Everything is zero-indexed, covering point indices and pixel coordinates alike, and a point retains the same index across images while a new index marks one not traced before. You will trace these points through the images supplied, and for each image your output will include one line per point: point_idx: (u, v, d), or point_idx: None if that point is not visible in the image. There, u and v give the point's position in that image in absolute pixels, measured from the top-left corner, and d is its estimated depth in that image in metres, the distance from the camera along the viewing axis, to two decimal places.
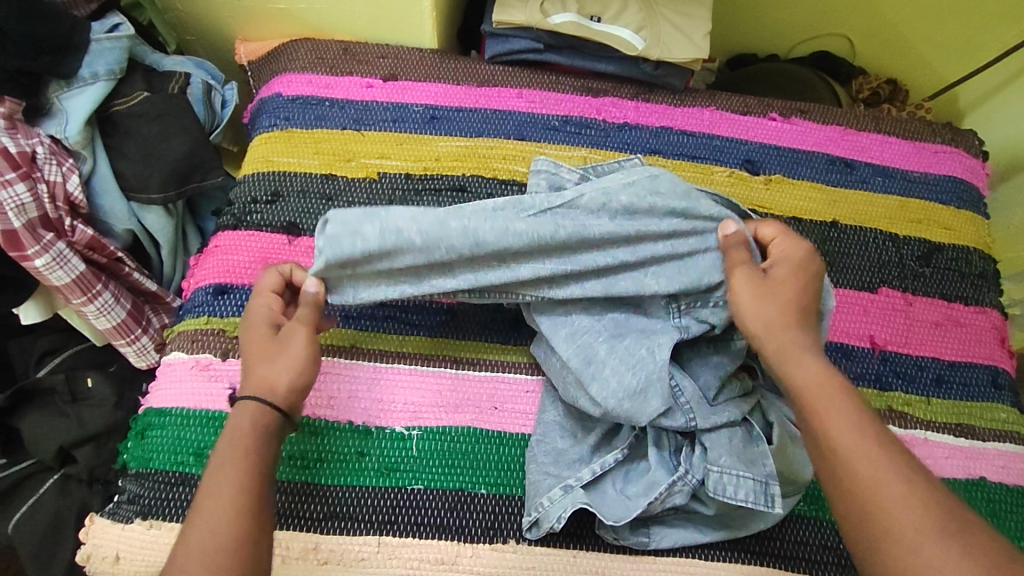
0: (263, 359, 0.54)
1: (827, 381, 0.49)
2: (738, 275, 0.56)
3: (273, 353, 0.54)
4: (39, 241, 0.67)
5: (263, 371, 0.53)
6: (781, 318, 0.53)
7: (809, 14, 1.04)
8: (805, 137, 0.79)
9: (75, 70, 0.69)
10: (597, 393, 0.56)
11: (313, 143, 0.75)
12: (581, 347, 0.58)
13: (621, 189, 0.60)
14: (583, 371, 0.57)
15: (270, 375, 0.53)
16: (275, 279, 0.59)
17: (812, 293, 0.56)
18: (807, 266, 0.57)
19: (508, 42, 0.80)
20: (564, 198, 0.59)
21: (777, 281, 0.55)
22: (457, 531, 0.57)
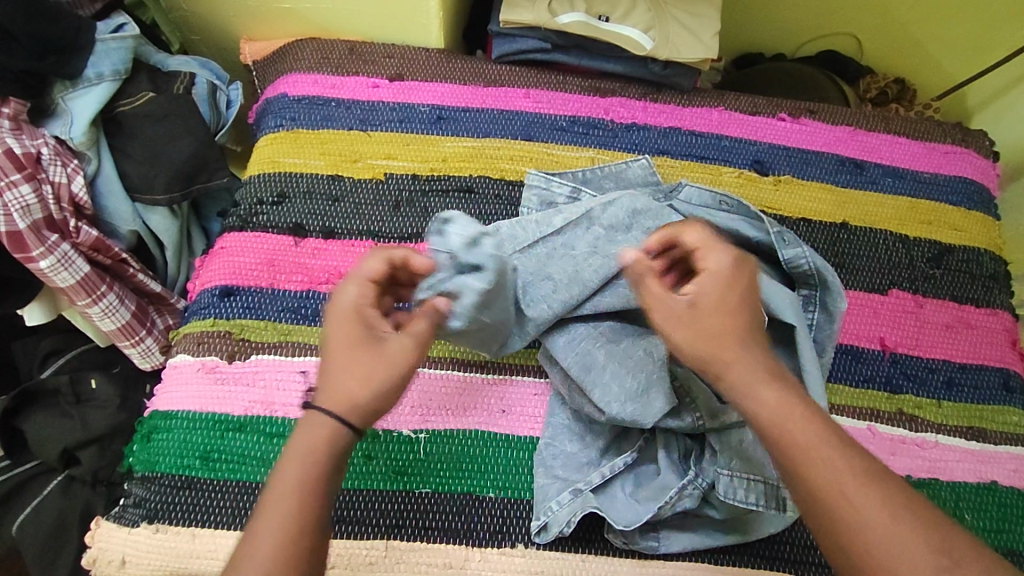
0: (353, 370, 0.46)
1: (791, 407, 0.43)
2: (658, 304, 0.48)
3: (366, 366, 0.46)
4: (44, 242, 0.67)
5: (349, 391, 0.45)
6: (727, 356, 0.45)
7: (817, 13, 1.03)
8: (814, 137, 0.78)
9: (80, 70, 0.68)
10: (598, 400, 0.56)
11: (319, 144, 0.74)
12: (581, 353, 0.58)
13: (599, 207, 0.63)
14: (583, 378, 0.57)
15: (358, 395, 0.46)
16: (382, 266, 0.50)
17: (744, 306, 0.47)
18: (736, 278, 0.48)
19: (515, 41, 0.79)
20: (551, 216, 0.63)
21: (708, 310, 0.46)
22: (465, 536, 0.57)
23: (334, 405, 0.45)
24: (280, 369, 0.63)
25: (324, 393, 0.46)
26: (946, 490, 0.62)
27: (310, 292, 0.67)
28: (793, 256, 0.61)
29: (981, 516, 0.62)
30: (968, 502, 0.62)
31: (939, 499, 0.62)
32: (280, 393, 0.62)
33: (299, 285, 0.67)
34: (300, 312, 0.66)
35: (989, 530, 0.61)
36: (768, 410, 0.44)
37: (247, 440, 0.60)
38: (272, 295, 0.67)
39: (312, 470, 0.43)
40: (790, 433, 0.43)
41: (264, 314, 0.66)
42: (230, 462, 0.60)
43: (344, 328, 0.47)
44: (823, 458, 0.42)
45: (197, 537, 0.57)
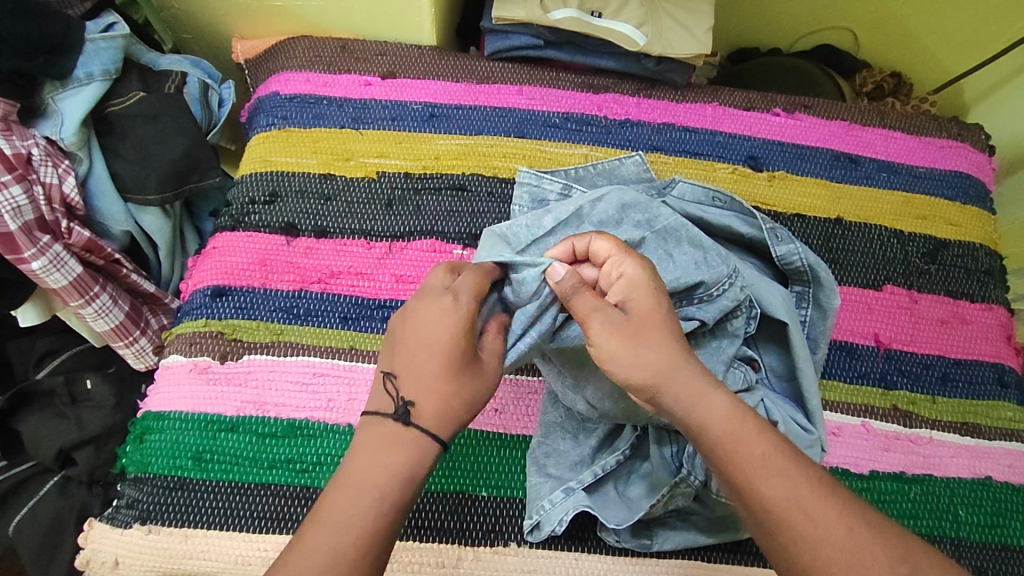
0: (460, 387, 0.47)
1: (738, 421, 0.44)
2: (593, 322, 0.46)
3: (472, 383, 0.48)
4: (36, 243, 0.66)
5: (454, 406, 0.47)
6: (645, 358, 0.45)
7: (812, 7, 1.02)
8: (808, 132, 0.78)
9: (70, 70, 0.68)
10: (591, 398, 0.55)
11: (310, 143, 0.74)
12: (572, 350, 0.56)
13: (586, 203, 0.62)
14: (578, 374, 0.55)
15: (456, 412, 0.47)
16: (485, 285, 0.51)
17: (670, 313, 0.48)
18: (655, 281, 0.49)
19: (508, 38, 0.79)
20: (542, 216, 0.62)
21: (639, 320, 0.46)
22: (459, 535, 0.57)
23: (435, 421, 0.47)
24: (273, 369, 0.63)
25: (428, 403, 0.47)
26: (939, 486, 0.62)
27: (301, 291, 0.67)
28: (786, 252, 0.61)
29: (975, 512, 0.61)
30: (962, 498, 0.62)
31: (931, 495, 0.62)
32: (272, 393, 0.62)
33: (292, 285, 0.67)
34: (292, 312, 0.66)
35: (983, 525, 0.61)
36: (718, 422, 0.44)
37: (240, 440, 0.60)
38: (264, 294, 0.66)
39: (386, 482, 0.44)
40: (742, 447, 0.43)
41: (256, 314, 0.65)
42: (223, 462, 0.60)
43: (450, 339, 0.47)
44: (774, 473, 0.42)
45: (191, 537, 0.57)
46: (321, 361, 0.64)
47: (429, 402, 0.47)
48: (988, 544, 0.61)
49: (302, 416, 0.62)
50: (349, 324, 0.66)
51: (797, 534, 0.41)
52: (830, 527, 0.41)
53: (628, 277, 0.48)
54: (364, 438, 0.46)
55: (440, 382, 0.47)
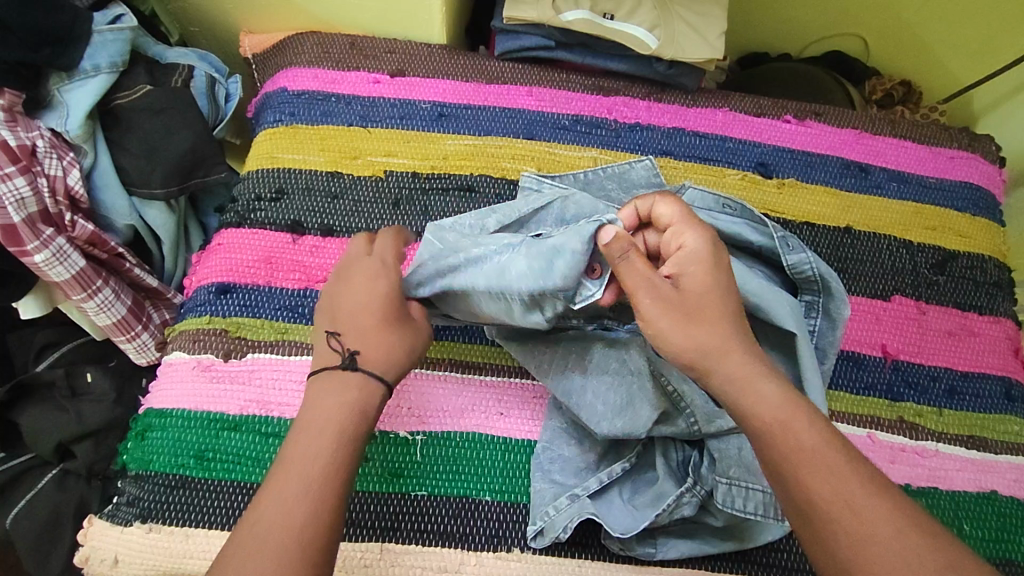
0: (391, 337, 0.52)
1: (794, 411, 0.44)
2: (642, 293, 0.47)
3: (400, 340, 0.52)
4: (39, 236, 0.66)
5: (391, 347, 0.52)
6: (690, 239, 0.50)
7: (825, 13, 1.02)
8: (819, 140, 0.78)
9: (76, 62, 0.67)
10: (588, 421, 0.55)
11: (318, 140, 0.73)
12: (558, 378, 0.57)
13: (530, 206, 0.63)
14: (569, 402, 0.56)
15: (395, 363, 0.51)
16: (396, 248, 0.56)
17: (727, 291, 0.49)
18: (718, 257, 0.50)
19: (519, 38, 0.78)
20: (484, 216, 0.63)
21: (692, 291, 0.48)
22: (462, 539, 0.57)
23: (384, 369, 0.51)
24: (277, 369, 0.63)
25: (370, 352, 0.51)
26: (944, 499, 0.62)
27: (307, 291, 0.66)
28: (797, 261, 0.60)
29: (980, 527, 0.61)
30: (967, 511, 0.62)
31: (937, 508, 0.61)
32: (276, 393, 0.62)
33: (297, 284, 0.66)
34: (297, 311, 0.65)
35: (988, 539, 0.61)
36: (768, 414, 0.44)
37: (242, 439, 0.60)
38: (269, 293, 0.66)
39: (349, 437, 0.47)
40: (790, 437, 0.43)
41: (260, 313, 0.65)
42: (225, 461, 0.59)
43: (370, 300, 0.53)
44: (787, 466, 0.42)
45: (191, 537, 0.57)
46: None
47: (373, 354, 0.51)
48: (992, 558, 0.60)
49: None
50: None
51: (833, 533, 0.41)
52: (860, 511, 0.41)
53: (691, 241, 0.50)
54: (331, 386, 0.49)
55: (375, 336, 0.51)
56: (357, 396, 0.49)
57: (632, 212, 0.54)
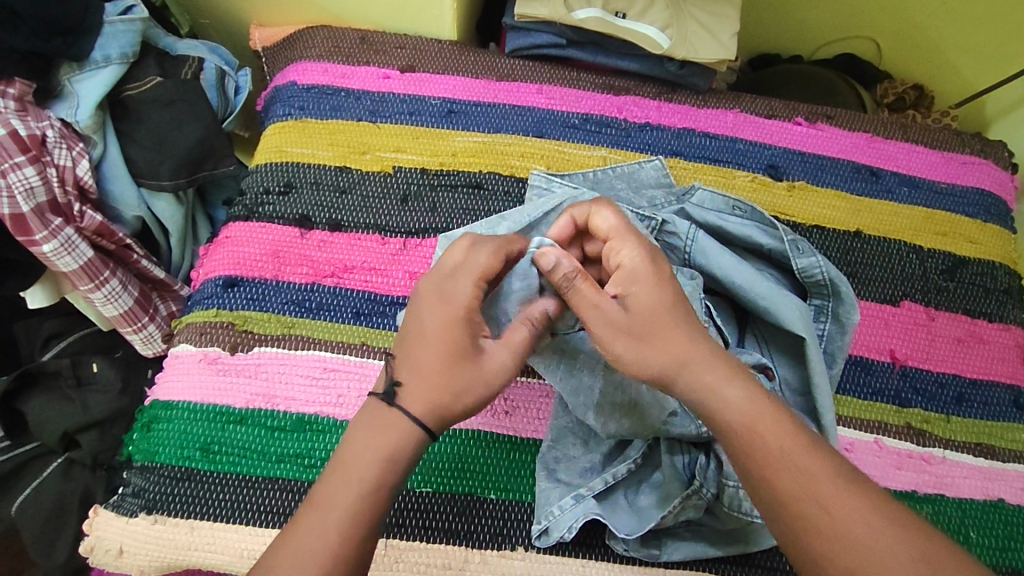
0: (448, 375, 0.47)
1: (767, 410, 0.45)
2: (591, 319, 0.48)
3: (465, 374, 0.48)
4: (47, 225, 0.67)
5: (440, 396, 0.47)
6: (628, 254, 0.50)
7: (836, 15, 1.01)
8: (830, 143, 0.78)
9: (87, 52, 0.67)
10: (594, 420, 0.56)
11: (327, 134, 0.73)
12: (566, 378, 0.57)
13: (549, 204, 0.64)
14: (575, 402, 0.56)
15: (445, 402, 0.47)
16: (493, 260, 0.51)
17: (676, 301, 0.49)
18: (659, 268, 0.50)
19: (529, 36, 0.78)
20: (495, 222, 0.64)
21: (639, 313, 0.48)
22: (467, 537, 0.57)
23: (423, 410, 0.47)
24: (283, 363, 0.63)
25: (413, 397, 0.47)
26: (951, 506, 0.61)
27: (314, 285, 0.66)
28: (807, 265, 0.60)
29: (986, 535, 0.61)
30: (974, 519, 0.61)
31: (944, 516, 0.61)
32: (283, 386, 0.62)
33: (304, 278, 0.66)
34: (304, 305, 0.65)
35: (995, 548, 0.60)
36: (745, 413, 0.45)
37: (248, 433, 0.60)
38: (276, 287, 0.66)
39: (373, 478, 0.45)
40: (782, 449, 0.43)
41: (267, 306, 0.65)
42: (230, 454, 0.59)
43: (443, 334, 0.48)
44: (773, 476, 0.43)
45: (196, 529, 0.57)
46: (331, 356, 0.63)
47: (416, 392, 0.47)
48: (998, 567, 0.60)
49: (310, 411, 0.61)
50: (361, 320, 0.65)
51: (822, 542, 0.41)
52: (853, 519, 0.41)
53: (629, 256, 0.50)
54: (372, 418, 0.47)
55: (428, 365, 0.48)
56: (391, 439, 0.46)
57: (567, 221, 0.56)
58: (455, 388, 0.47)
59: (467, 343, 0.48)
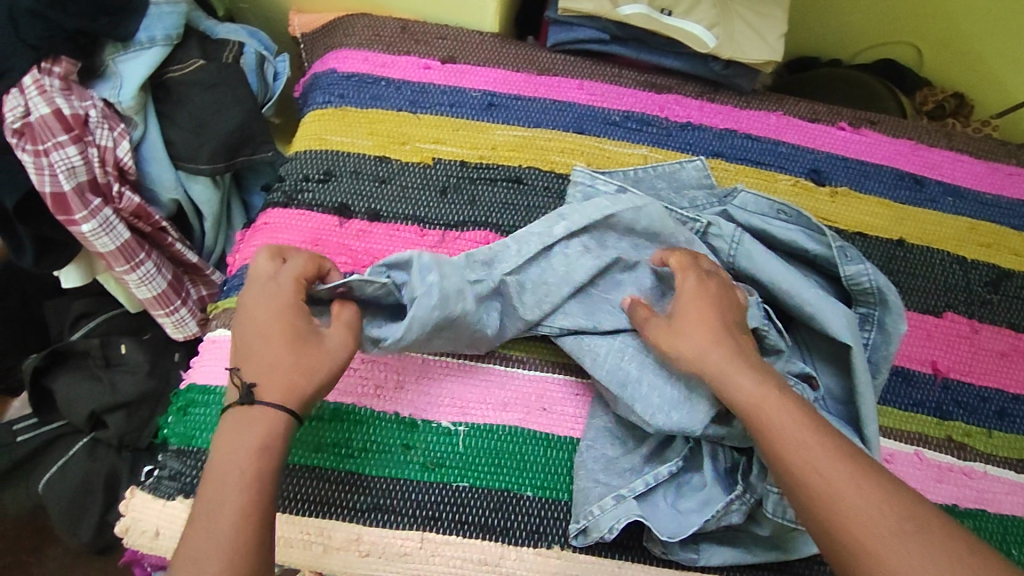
0: (296, 362, 0.52)
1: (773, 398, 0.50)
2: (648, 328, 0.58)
3: (309, 359, 0.53)
4: (87, 205, 0.67)
5: (293, 377, 0.52)
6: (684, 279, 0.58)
7: (877, 20, 1.00)
8: (873, 150, 0.77)
9: (132, 33, 0.66)
10: (641, 411, 0.57)
11: (367, 123, 0.72)
12: (612, 369, 0.59)
13: (606, 203, 0.63)
14: (622, 394, 0.58)
15: (304, 383, 0.52)
16: (307, 266, 0.57)
17: (717, 314, 0.55)
18: (708, 287, 0.57)
19: (572, 30, 0.77)
20: (554, 220, 0.64)
21: (683, 317, 0.56)
22: (502, 533, 0.57)
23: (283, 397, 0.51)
24: None
25: (267, 381, 0.51)
26: (991, 522, 0.60)
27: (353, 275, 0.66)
28: (855, 272, 0.59)
29: None
30: (1015, 536, 0.60)
31: (984, 532, 0.60)
32: None
33: (343, 267, 0.66)
34: None
35: None
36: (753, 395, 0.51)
37: None
38: None
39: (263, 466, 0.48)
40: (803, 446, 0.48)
41: None
42: None
43: (278, 324, 0.54)
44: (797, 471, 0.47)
45: None
46: None
47: (268, 382, 0.51)
48: None
49: (347, 401, 0.61)
50: None
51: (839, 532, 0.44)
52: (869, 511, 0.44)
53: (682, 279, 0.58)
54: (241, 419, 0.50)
55: (272, 360, 0.52)
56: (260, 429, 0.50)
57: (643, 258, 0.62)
58: (304, 370, 0.52)
59: (303, 333, 0.54)
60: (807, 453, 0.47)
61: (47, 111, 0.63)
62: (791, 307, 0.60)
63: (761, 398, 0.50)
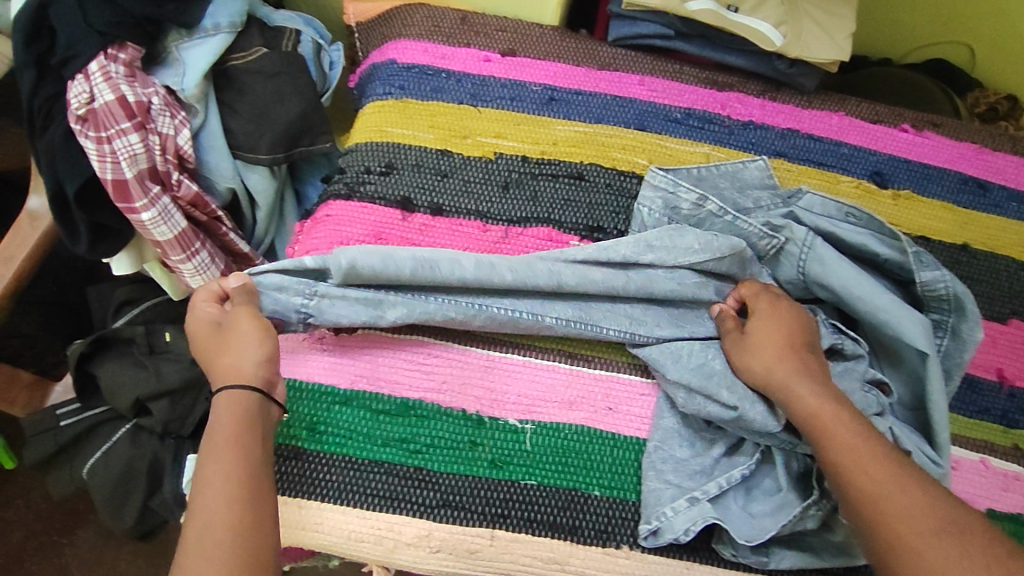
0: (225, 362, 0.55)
1: (830, 408, 0.53)
2: (727, 342, 0.61)
3: (230, 350, 0.56)
4: (147, 193, 0.67)
5: (233, 361, 0.55)
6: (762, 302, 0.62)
7: (934, 19, 0.98)
8: (936, 152, 0.76)
9: (198, 20, 0.66)
10: (725, 399, 0.58)
11: (428, 116, 0.72)
12: (697, 366, 0.60)
13: (696, 244, 0.63)
14: (704, 384, 0.59)
15: (242, 364, 0.55)
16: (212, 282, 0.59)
17: (788, 332, 0.59)
18: (780, 310, 0.61)
19: (636, 25, 0.75)
20: (642, 248, 0.63)
21: (755, 334, 0.60)
22: (571, 532, 0.57)
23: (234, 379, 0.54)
24: (387, 345, 0.63)
25: (220, 379, 0.54)
26: None
27: None
28: (931, 279, 0.59)
29: None
30: None
31: None
32: (387, 369, 0.62)
33: None
34: None
35: None
36: (811, 403, 0.54)
37: (353, 415, 0.60)
38: None
39: (238, 445, 0.51)
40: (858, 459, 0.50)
41: None
42: (336, 434, 0.59)
43: (210, 335, 0.57)
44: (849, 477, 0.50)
45: (303, 508, 0.57)
46: (433, 342, 0.63)
47: (224, 380, 0.54)
48: None
49: (414, 396, 0.61)
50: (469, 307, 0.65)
51: (879, 530, 0.48)
52: (915, 515, 0.47)
53: (762, 303, 0.62)
54: (228, 400, 0.53)
55: (223, 361, 0.55)
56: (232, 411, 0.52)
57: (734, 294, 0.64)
58: (250, 352, 0.55)
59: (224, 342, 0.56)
60: (857, 456, 0.50)
61: (112, 97, 0.63)
62: (865, 313, 0.60)
63: (818, 407, 0.53)
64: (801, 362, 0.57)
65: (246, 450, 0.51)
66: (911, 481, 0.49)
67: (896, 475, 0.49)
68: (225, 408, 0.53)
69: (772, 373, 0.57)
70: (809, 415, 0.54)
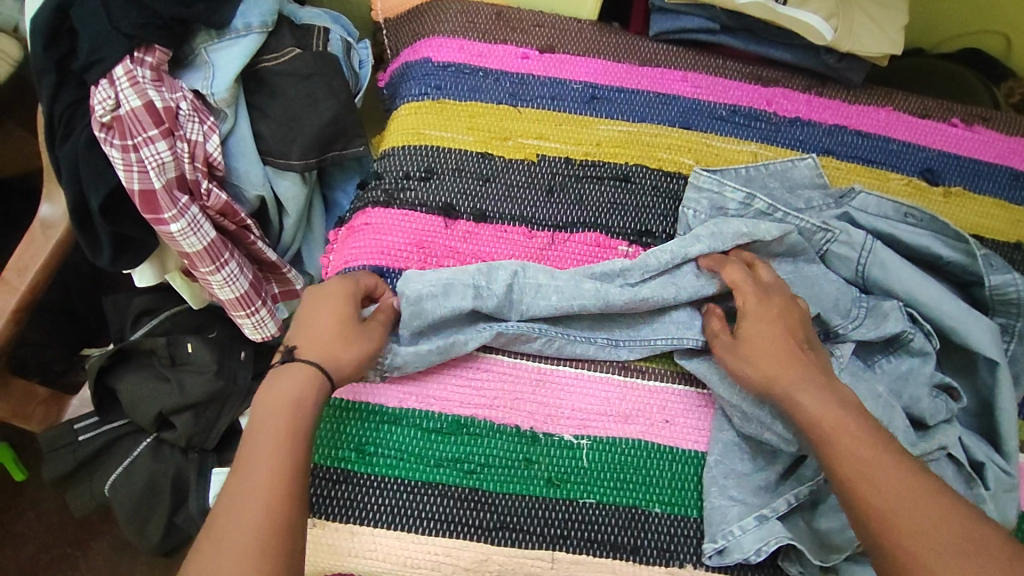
0: (335, 338, 0.54)
1: (834, 413, 0.51)
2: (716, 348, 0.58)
3: (348, 334, 0.55)
4: (175, 203, 0.63)
5: (336, 347, 0.54)
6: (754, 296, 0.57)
7: (972, 7, 0.96)
8: (987, 147, 0.74)
9: (228, 20, 0.63)
10: (784, 429, 0.56)
11: (467, 117, 0.69)
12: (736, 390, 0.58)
13: (743, 228, 0.61)
14: (760, 410, 0.56)
15: (342, 352, 0.54)
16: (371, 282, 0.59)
17: (789, 333, 0.56)
18: (787, 308, 0.57)
19: (679, 19, 0.73)
20: (690, 241, 0.61)
21: (750, 340, 0.56)
22: (633, 552, 0.55)
23: (320, 358, 0.53)
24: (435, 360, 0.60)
25: (310, 345, 0.54)
26: None
27: None
28: (1001, 282, 0.59)
29: None
30: None
31: None
32: (435, 386, 0.59)
33: None
34: None
35: None
36: (814, 411, 0.51)
37: (404, 435, 0.57)
38: None
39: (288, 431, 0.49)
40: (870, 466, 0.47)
41: None
42: (387, 457, 0.57)
43: (332, 304, 0.56)
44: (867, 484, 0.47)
45: (356, 535, 0.55)
46: (482, 356, 0.61)
47: (311, 347, 0.54)
48: None
49: (466, 414, 0.59)
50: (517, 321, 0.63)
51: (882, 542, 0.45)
52: (923, 529, 0.44)
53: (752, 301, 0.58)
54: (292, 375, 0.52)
55: (324, 330, 0.55)
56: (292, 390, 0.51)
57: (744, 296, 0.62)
58: (353, 351, 0.55)
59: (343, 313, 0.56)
60: (865, 466, 0.47)
61: (139, 103, 0.59)
62: (930, 319, 0.59)
63: (822, 414, 0.51)
64: (805, 365, 0.54)
65: (296, 433, 0.49)
66: (926, 493, 0.46)
67: (908, 487, 0.46)
68: (290, 376, 0.52)
69: (771, 382, 0.54)
70: (813, 422, 0.51)
